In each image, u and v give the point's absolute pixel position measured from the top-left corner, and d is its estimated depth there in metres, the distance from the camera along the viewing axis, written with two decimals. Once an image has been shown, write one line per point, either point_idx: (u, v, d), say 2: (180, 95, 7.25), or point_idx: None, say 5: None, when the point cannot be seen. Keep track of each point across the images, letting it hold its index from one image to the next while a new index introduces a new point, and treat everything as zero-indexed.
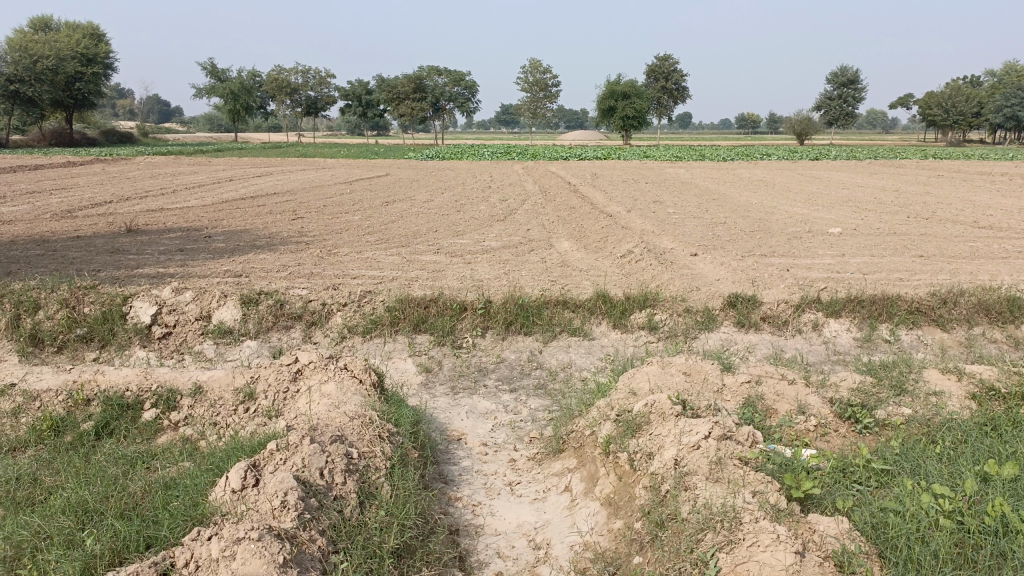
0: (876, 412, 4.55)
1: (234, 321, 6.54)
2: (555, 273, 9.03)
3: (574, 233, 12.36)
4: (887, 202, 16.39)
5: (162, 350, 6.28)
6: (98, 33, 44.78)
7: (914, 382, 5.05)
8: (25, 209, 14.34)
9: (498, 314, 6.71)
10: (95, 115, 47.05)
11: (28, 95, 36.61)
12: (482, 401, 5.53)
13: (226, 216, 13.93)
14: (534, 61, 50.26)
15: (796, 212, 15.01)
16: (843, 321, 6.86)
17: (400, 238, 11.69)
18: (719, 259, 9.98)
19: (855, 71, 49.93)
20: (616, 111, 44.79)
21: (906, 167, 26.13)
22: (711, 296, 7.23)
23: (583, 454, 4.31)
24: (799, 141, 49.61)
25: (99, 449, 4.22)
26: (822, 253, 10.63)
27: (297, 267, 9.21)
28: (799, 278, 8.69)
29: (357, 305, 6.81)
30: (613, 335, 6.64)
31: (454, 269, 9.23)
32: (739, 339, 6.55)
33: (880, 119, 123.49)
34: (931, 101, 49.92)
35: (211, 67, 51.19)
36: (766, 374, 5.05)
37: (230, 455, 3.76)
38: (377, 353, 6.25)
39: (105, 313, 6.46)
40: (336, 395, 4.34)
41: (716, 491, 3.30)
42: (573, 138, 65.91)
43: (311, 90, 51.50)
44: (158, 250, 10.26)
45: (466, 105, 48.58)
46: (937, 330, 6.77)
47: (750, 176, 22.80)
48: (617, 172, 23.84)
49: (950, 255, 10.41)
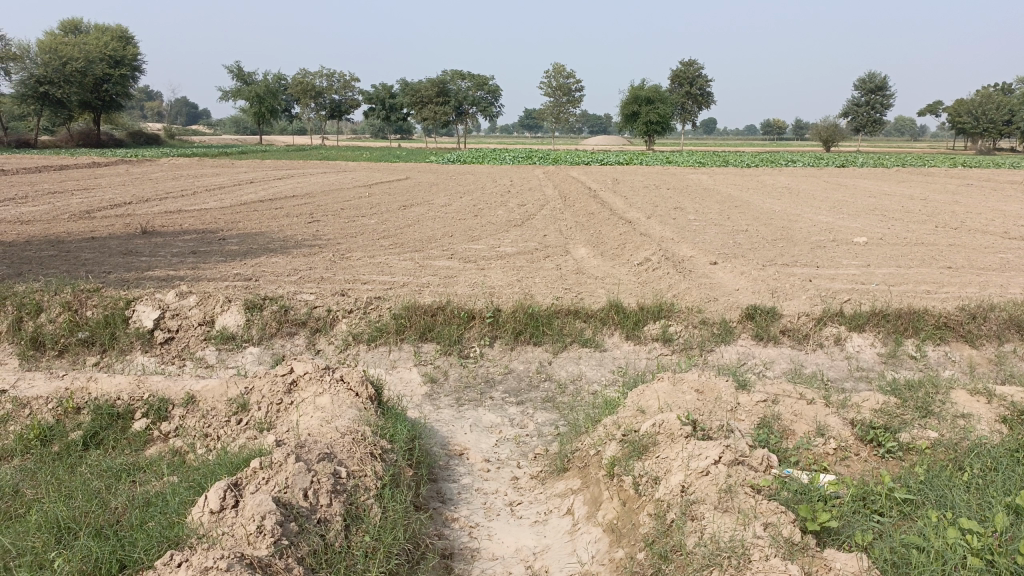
0: (900, 434, 4.29)
1: (237, 326, 6.39)
2: (569, 280, 8.83)
3: (592, 240, 12.14)
4: (915, 211, 15.99)
5: (163, 356, 6.15)
6: (127, 36, 45.33)
7: (942, 403, 4.77)
8: (44, 209, 14.39)
9: (507, 323, 6.51)
10: (123, 116, 47.58)
11: (57, 96, 37.11)
12: (488, 414, 5.33)
13: (243, 218, 13.87)
14: (557, 66, 50.09)
15: (821, 220, 14.67)
16: (867, 336, 6.58)
17: (415, 243, 11.56)
18: (740, 268, 9.71)
19: (884, 78, 49.25)
20: (639, 116, 44.46)
21: (935, 175, 25.62)
22: (729, 307, 6.98)
23: (588, 475, 4.10)
24: (826, 148, 48.90)
25: (85, 460, 4.07)
26: (846, 263, 10.33)
27: (309, 271, 9.08)
28: (822, 290, 8.41)
29: (363, 311, 6.63)
30: (625, 347, 6.43)
31: (467, 275, 9.06)
32: (757, 354, 6.30)
33: (908, 127, 122.04)
34: (961, 109, 49.03)
35: (237, 71, 51.65)
36: (783, 393, 4.79)
37: (214, 472, 3.59)
38: (381, 363, 6.08)
39: (107, 316, 6.33)
40: (330, 409, 4.16)
41: (725, 523, 3.08)
42: (597, 142, 65.68)
43: (335, 94, 51.71)
44: (171, 252, 10.20)
45: (488, 109, 48.37)
46: (964, 346, 6.47)
47: (774, 183, 22.46)
48: (639, 177, 23.60)
49: (980, 268, 10.06)
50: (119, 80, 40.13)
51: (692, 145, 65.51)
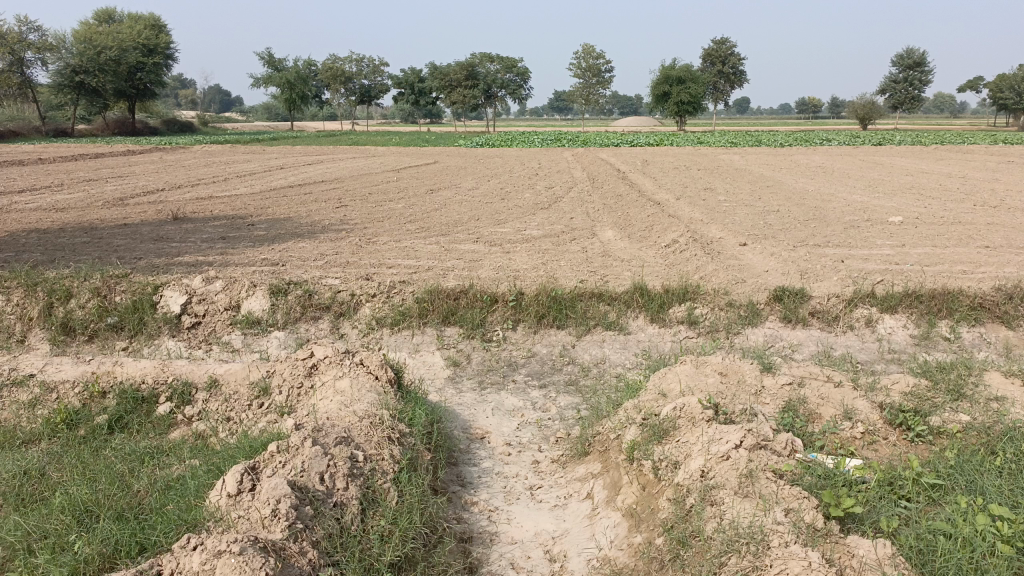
0: (930, 418, 4.18)
1: (262, 311, 6.43)
2: (595, 263, 8.76)
3: (619, 222, 12.04)
4: (953, 190, 15.62)
5: (190, 341, 6.21)
6: (160, 24, 45.80)
7: (975, 385, 4.63)
8: (79, 197, 14.63)
9: (530, 306, 6.46)
10: (157, 104, 48.15)
11: (93, 85, 37.59)
12: (510, 397, 5.31)
13: (272, 203, 13.97)
14: (587, 46, 49.74)
15: (855, 200, 14.38)
16: (900, 317, 6.42)
17: (442, 227, 11.54)
18: (769, 249, 9.55)
19: (923, 53, 48.05)
20: (670, 96, 43.90)
21: (975, 151, 24.95)
22: (756, 289, 6.87)
23: (609, 459, 4.06)
24: (862, 126, 47.88)
25: (109, 443, 4.13)
26: (881, 243, 10.11)
27: (335, 256, 9.11)
28: (854, 271, 8.23)
29: (386, 296, 6.64)
30: (650, 330, 6.35)
31: (492, 258, 9.03)
32: (785, 336, 6.18)
33: (948, 104, 119.13)
34: (1003, 84, 47.65)
35: (268, 57, 51.96)
36: (809, 376, 4.69)
37: (234, 455, 3.61)
38: (404, 347, 6.09)
39: (135, 301, 6.41)
40: (349, 392, 4.16)
41: (744, 509, 3.02)
42: (627, 124, 65.16)
43: (365, 79, 51.79)
44: (201, 238, 10.30)
45: (518, 91, 48.18)
46: (1001, 328, 6.28)
47: (808, 162, 22.07)
48: (670, 158, 23.34)
49: (1019, 247, 9.79)
50: (153, 68, 40.61)
51: (724, 125, 64.59)
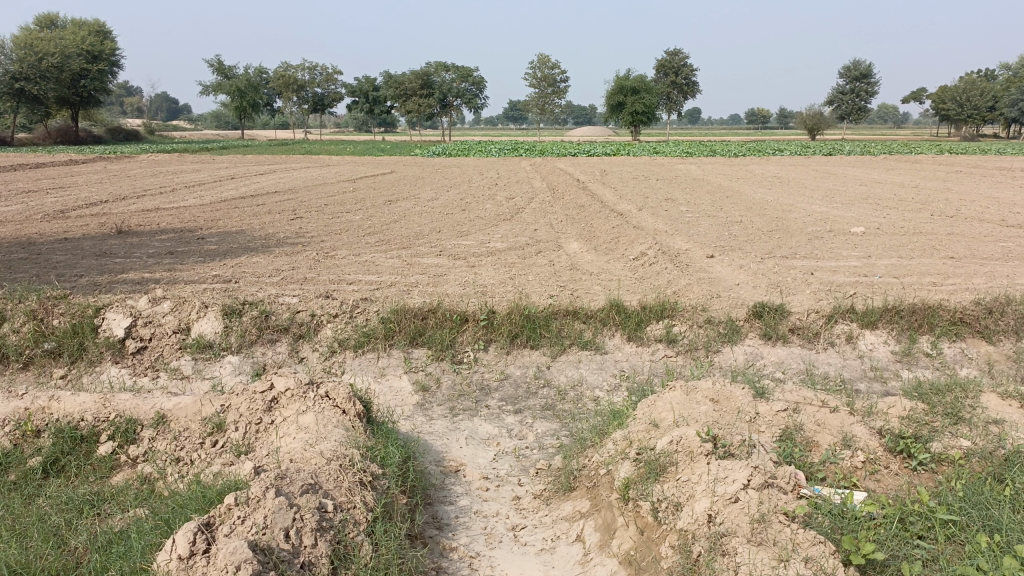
0: (931, 444, 3.96)
1: (214, 334, 5.99)
2: (564, 277, 8.52)
3: (583, 233, 11.83)
4: (908, 199, 15.76)
5: (135, 367, 5.75)
6: (104, 30, 44.50)
7: (971, 407, 4.44)
8: (17, 209, 13.89)
9: (502, 326, 6.15)
10: (101, 113, 46.76)
11: (34, 93, 36.25)
12: (484, 424, 4.98)
13: (223, 215, 13.42)
14: (541, 57, 49.90)
15: (815, 210, 14.39)
16: (880, 333, 6.25)
17: (402, 239, 11.18)
18: (738, 261, 9.42)
19: (868, 65, 49.15)
20: (624, 107, 44.11)
21: (922, 162, 25.39)
22: (734, 305, 6.65)
23: (598, 497, 3.76)
24: (811, 136, 48.70)
25: (44, 491, 3.70)
26: (847, 254, 10.04)
27: (292, 271, 8.70)
28: (826, 283, 8.10)
29: (349, 315, 6.25)
30: (627, 349, 6.09)
31: (457, 273, 8.71)
32: (766, 355, 5.97)
33: (891, 115, 122.62)
34: (945, 96, 48.79)
35: (218, 66, 50.95)
36: (803, 401, 4.43)
37: (186, 506, 3.22)
38: (369, 372, 5.72)
39: (75, 325, 5.94)
40: (314, 429, 3.77)
41: (762, 559, 2.80)
42: (582, 134, 65.29)
43: (318, 87, 51.02)
44: (148, 253, 9.76)
45: (473, 101, 48.14)
46: (981, 343, 6.17)
47: (763, 172, 22.20)
48: (627, 168, 23.34)
49: (982, 257, 9.80)
50: (97, 76, 39.55)
51: (676, 135, 65.26)
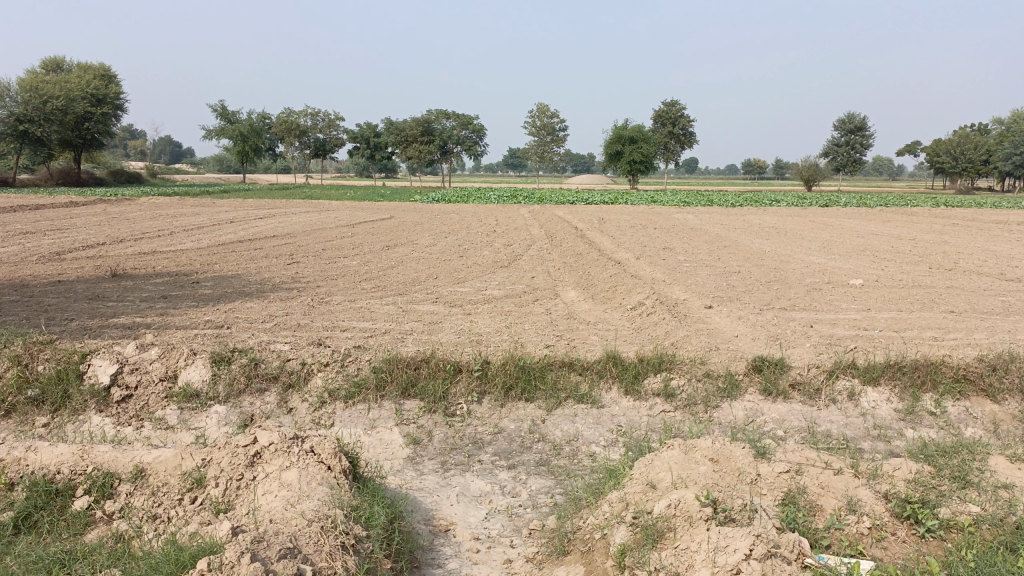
0: (938, 509, 3.81)
1: (201, 382, 5.85)
2: (560, 326, 8.42)
3: (581, 281, 11.77)
4: (906, 251, 15.74)
5: (119, 416, 5.59)
6: (110, 74, 45.08)
7: (979, 471, 4.29)
8: (13, 251, 13.83)
9: (496, 377, 6.03)
10: (104, 155, 47.12)
11: (37, 135, 36.50)
12: (476, 481, 4.82)
13: (220, 259, 13.36)
14: (541, 106, 50.55)
15: (813, 261, 14.35)
16: (882, 390, 6.12)
17: (398, 285, 11.10)
18: (736, 312, 9.34)
19: (863, 118, 49.72)
20: (622, 156, 44.51)
21: (919, 214, 25.49)
22: (733, 359, 6.56)
23: (593, 563, 3.60)
24: (807, 187, 49.07)
25: (12, 549, 3.51)
26: (846, 306, 9.96)
27: (285, 317, 8.60)
28: (825, 336, 8.00)
29: (341, 364, 6.12)
30: (624, 403, 5.94)
31: (453, 321, 8.62)
32: (767, 411, 5.82)
33: (887, 167, 123.96)
34: (940, 149, 49.26)
35: (221, 110, 51.53)
36: (806, 462, 4.28)
37: (158, 569, 3.06)
38: (359, 423, 5.56)
39: (60, 371, 5.81)
40: (297, 486, 3.62)
41: None
42: (581, 182, 65.94)
43: (319, 133, 51.54)
44: (141, 297, 9.66)
45: (473, 148, 48.59)
46: (986, 402, 6.04)
47: (761, 222, 22.27)
48: (625, 216, 23.40)
49: (982, 311, 9.72)
50: (101, 119, 39.93)
51: (674, 184, 65.79)
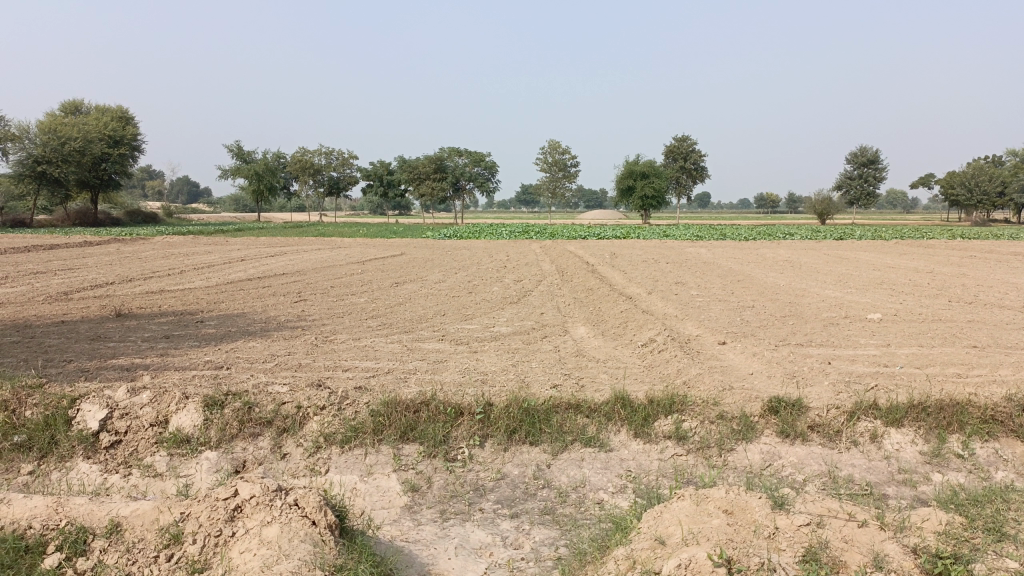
0: (973, 566, 3.50)
1: (193, 428, 5.63)
2: (569, 364, 8.18)
3: (591, 317, 11.53)
4: (924, 285, 15.41)
5: (107, 462, 5.36)
6: (127, 116, 45.76)
7: (1014, 523, 3.99)
8: (21, 291, 13.76)
9: (499, 421, 5.80)
10: (122, 197, 47.54)
11: (55, 176, 36.81)
12: (476, 531, 4.54)
13: (227, 298, 13.21)
14: (553, 143, 50.82)
15: (829, 295, 14.04)
16: (907, 431, 5.81)
17: (405, 323, 10.91)
18: (750, 348, 9.07)
19: (876, 151, 49.50)
20: (635, 191, 44.45)
21: (937, 246, 25.12)
22: (747, 399, 6.29)
23: None
24: (821, 220, 48.73)
25: None
26: (865, 341, 9.66)
27: (287, 357, 8.39)
28: (844, 373, 7.71)
29: (338, 408, 5.91)
30: (634, 446, 5.67)
31: (458, 359, 8.40)
32: (784, 454, 5.52)
33: (901, 200, 123.44)
34: (955, 181, 48.89)
35: (237, 150, 52.10)
36: (827, 514, 3.97)
37: None
38: (355, 469, 5.31)
39: (47, 417, 5.62)
40: (277, 544, 3.40)
41: None
42: (594, 218, 65.97)
43: (333, 171, 51.89)
44: (143, 337, 9.50)
45: (486, 184, 48.71)
46: (1017, 442, 5.71)
47: (775, 255, 22.01)
48: (638, 251, 23.23)
49: (1006, 346, 9.39)
50: (118, 159, 40.36)
51: (686, 219, 65.69)
